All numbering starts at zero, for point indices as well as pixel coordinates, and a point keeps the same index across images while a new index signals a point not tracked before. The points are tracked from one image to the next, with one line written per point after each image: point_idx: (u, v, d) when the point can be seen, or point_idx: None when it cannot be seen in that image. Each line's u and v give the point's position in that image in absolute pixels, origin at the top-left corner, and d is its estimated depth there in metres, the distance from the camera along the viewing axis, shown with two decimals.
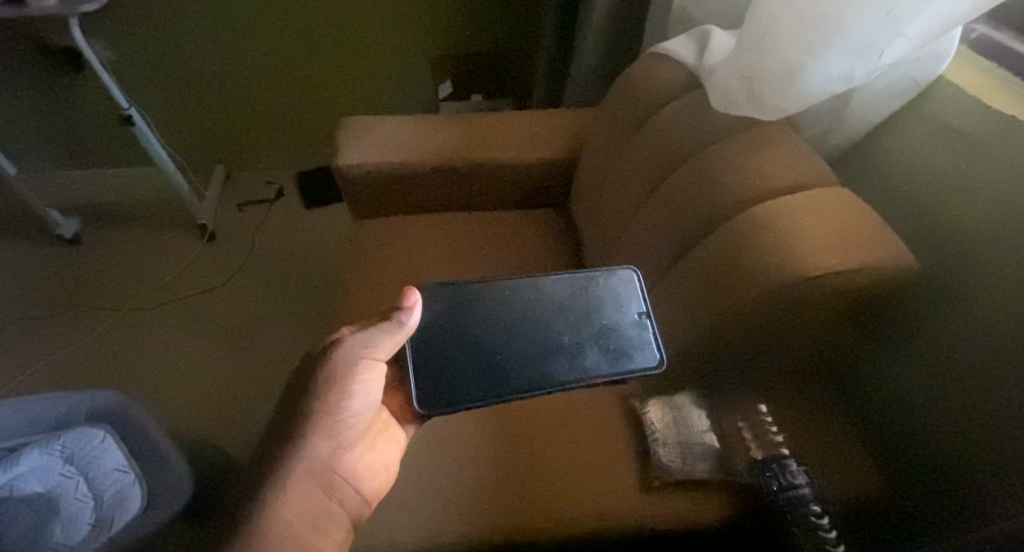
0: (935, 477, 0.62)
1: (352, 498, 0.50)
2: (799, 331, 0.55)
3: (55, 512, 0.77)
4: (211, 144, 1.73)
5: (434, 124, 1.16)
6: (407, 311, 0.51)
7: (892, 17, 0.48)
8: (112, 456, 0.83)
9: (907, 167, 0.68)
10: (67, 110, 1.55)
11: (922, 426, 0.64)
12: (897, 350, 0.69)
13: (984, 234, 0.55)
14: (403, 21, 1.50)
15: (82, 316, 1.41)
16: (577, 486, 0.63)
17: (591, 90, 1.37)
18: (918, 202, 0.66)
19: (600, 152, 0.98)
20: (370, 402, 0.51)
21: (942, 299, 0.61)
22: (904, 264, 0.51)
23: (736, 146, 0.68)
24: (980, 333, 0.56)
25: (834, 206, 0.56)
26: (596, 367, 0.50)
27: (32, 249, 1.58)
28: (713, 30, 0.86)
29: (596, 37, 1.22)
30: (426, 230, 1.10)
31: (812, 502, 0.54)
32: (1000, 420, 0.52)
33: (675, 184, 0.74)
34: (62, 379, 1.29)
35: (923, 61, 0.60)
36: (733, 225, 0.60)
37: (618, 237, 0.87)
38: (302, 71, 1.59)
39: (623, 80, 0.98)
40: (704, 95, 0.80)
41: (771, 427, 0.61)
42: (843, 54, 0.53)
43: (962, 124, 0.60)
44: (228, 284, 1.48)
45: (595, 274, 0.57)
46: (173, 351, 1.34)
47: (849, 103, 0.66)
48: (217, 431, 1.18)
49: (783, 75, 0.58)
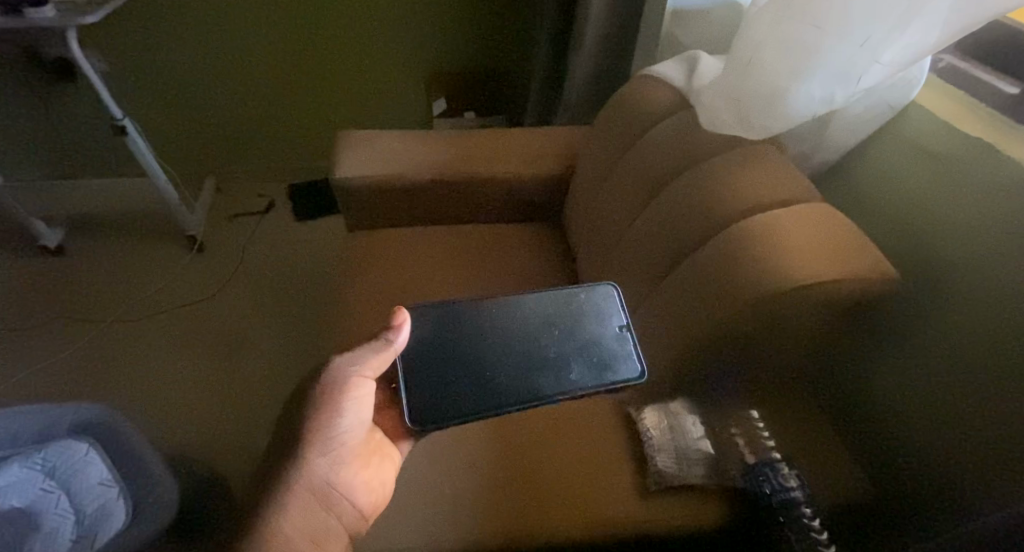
0: (916, 480, 0.65)
1: (349, 513, 0.50)
2: (783, 340, 0.57)
3: (36, 527, 0.75)
4: (203, 155, 1.73)
5: (430, 139, 1.18)
6: (396, 329, 0.52)
7: (869, 46, 0.52)
8: (95, 470, 0.82)
9: (883, 186, 0.73)
10: (58, 120, 1.54)
11: (906, 433, 0.66)
12: (878, 358, 0.72)
13: (957, 247, 0.59)
14: (402, 39, 1.54)
15: (65, 327, 1.38)
16: (571, 493, 0.63)
17: (584, 110, 1.41)
18: (893, 217, 0.71)
19: (591, 169, 1.01)
20: (362, 420, 0.52)
21: (919, 308, 0.65)
22: (884, 274, 0.54)
23: (724, 164, 0.72)
24: (954, 338, 0.59)
25: (815, 221, 0.59)
26: (580, 381, 0.51)
27: (13, 260, 1.54)
28: (702, 55, 0.91)
29: (589, 58, 1.27)
30: (423, 241, 1.12)
31: (802, 505, 0.55)
32: (981, 423, 0.54)
33: (666, 200, 0.76)
34: (40, 392, 1.25)
35: (897, 88, 0.65)
36: (720, 241, 0.63)
37: (611, 250, 0.89)
38: (298, 86, 1.61)
39: (615, 98, 1.02)
40: (691, 115, 0.84)
41: (761, 432, 0.64)
42: (824, 80, 0.56)
43: (932, 145, 0.65)
44: (217, 296, 1.47)
45: (576, 289, 0.58)
46: (158, 364, 1.31)
47: (829, 126, 0.70)
48: (205, 446, 1.15)
49: (769, 98, 0.61)
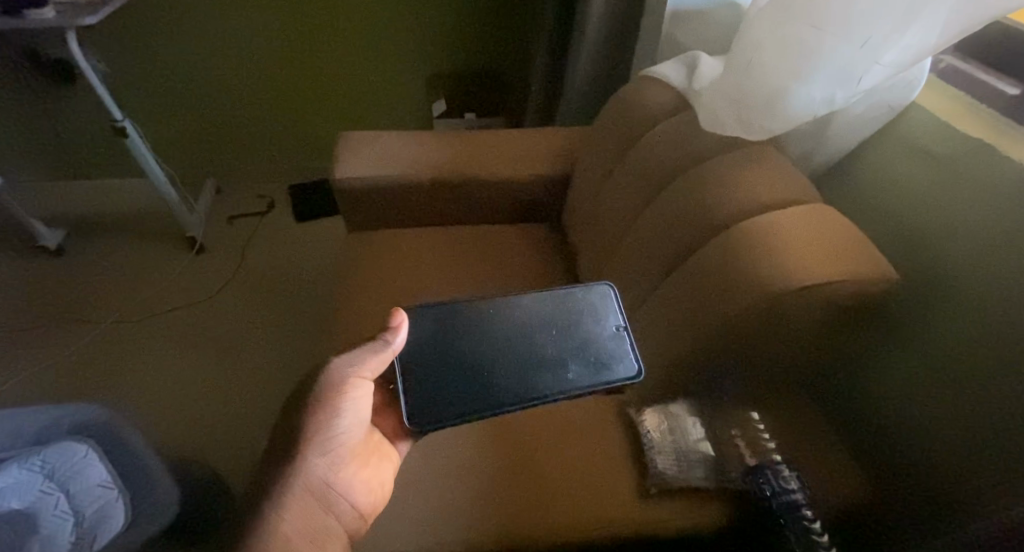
0: (916, 481, 0.65)
1: (348, 513, 0.50)
2: (783, 341, 0.57)
3: (34, 529, 0.75)
4: (203, 155, 1.73)
5: (430, 140, 1.18)
6: (393, 330, 0.51)
7: (869, 47, 0.52)
8: (95, 472, 0.81)
9: (884, 187, 0.73)
10: (58, 121, 1.55)
11: (906, 434, 0.66)
12: (880, 359, 0.72)
13: (958, 247, 0.59)
14: (401, 39, 1.54)
15: (64, 328, 1.38)
16: (569, 494, 0.63)
17: (584, 111, 1.41)
18: (894, 219, 0.70)
19: (591, 170, 1.01)
20: (360, 421, 0.51)
21: (920, 309, 0.65)
22: (884, 275, 0.54)
23: (724, 165, 0.72)
24: (954, 339, 0.59)
25: (815, 222, 0.59)
26: (578, 381, 0.51)
27: (13, 261, 1.54)
28: (702, 56, 0.91)
29: (589, 59, 1.27)
30: (423, 242, 1.12)
31: (803, 507, 0.55)
32: (982, 424, 0.54)
33: (666, 201, 0.76)
34: (40, 393, 1.25)
35: (897, 89, 0.65)
36: (721, 242, 0.63)
37: (611, 251, 0.89)
38: (298, 87, 1.61)
39: (615, 99, 1.02)
40: (691, 116, 0.84)
41: (761, 434, 0.64)
42: (824, 82, 0.56)
43: (932, 146, 0.65)
44: (217, 297, 1.47)
45: (573, 289, 0.58)
46: (158, 365, 1.31)
47: (829, 127, 0.70)
48: (205, 447, 1.15)
49: (769, 98, 0.61)
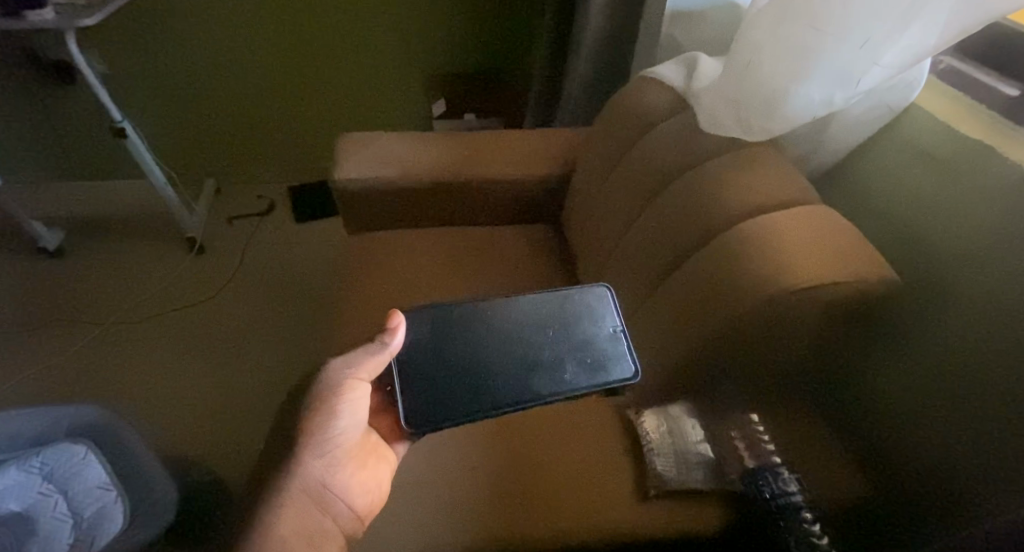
0: (916, 482, 0.64)
1: (345, 514, 0.50)
2: (782, 343, 0.57)
3: (32, 531, 0.76)
4: (202, 156, 1.73)
5: (429, 141, 1.18)
6: (391, 331, 0.50)
7: (868, 48, 0.52)
8: (93, 473, 0.82)
9: (884, 188, 0.72)
10: (58, 122, 1.55)
11: (906, 436, 0.66)
12: (879, 361, 0.72)
13: (958, 249, 0.59)
14: (401, 40, 1.54)
15: (63, 329, 1.38)
16: (569, 495, 0.63)
17: (584, 112, 1.41)
18: (893, 220, 0.70)
19: (591, 171, 1.01)
20: (358, 422, 0.51)
21: (920, 310, 0.64)
22: (883, 276, 0.54)
23: (723, 166, 0.72)
24: (955, 340, 0.59)
25: (815, 223, 0.59)
26: (575, 382, 0.51)
27: (12, 262, 1.54)
28: (701, 56, 0.91)
29: (588, 60, 1.27)
30: (422, 244, 1.11)
31: (803, 509, 0.55)
32: (983, 427, 0.54)
33: (665, 202, 0.76)
34: (39, 394, 1.25)
35: (896, 90, 0.65)
36: (720, 243, 0.63)
37: (610, 252, 0.89)
38: (297, 88, 1.61)
39: (615, 99, 1.01)
40: (690, 117, 0.84)
41: (761, 436, 0.63)
42: (824, 82, 0.56)
43: (932, 147, 0.65)
44: (216, 298, 1.47)
45: (570, 290, 0.58)
46: (157, 366, 1.31)
47: (828, 128, 0.70)
48: (204, 449, 1.15)
49: (769, 99, 0.61)
